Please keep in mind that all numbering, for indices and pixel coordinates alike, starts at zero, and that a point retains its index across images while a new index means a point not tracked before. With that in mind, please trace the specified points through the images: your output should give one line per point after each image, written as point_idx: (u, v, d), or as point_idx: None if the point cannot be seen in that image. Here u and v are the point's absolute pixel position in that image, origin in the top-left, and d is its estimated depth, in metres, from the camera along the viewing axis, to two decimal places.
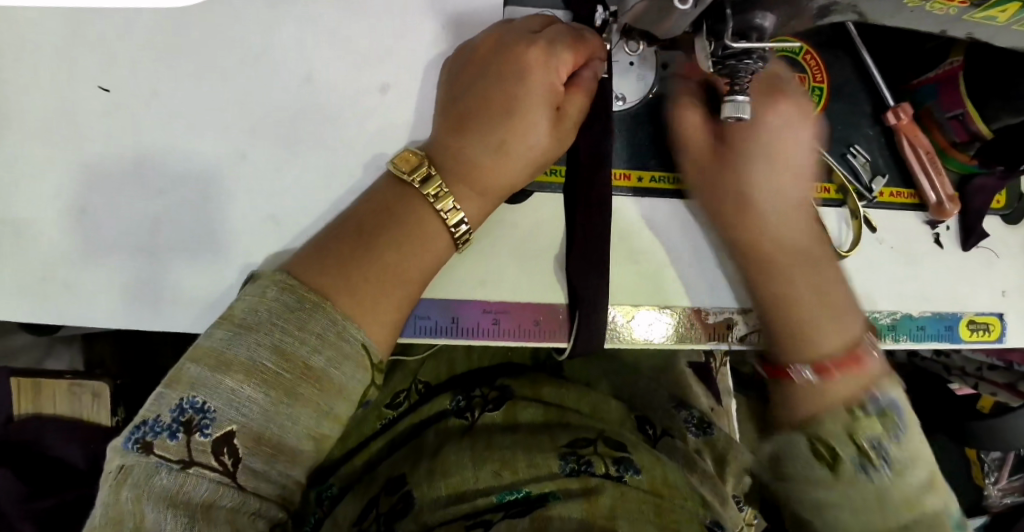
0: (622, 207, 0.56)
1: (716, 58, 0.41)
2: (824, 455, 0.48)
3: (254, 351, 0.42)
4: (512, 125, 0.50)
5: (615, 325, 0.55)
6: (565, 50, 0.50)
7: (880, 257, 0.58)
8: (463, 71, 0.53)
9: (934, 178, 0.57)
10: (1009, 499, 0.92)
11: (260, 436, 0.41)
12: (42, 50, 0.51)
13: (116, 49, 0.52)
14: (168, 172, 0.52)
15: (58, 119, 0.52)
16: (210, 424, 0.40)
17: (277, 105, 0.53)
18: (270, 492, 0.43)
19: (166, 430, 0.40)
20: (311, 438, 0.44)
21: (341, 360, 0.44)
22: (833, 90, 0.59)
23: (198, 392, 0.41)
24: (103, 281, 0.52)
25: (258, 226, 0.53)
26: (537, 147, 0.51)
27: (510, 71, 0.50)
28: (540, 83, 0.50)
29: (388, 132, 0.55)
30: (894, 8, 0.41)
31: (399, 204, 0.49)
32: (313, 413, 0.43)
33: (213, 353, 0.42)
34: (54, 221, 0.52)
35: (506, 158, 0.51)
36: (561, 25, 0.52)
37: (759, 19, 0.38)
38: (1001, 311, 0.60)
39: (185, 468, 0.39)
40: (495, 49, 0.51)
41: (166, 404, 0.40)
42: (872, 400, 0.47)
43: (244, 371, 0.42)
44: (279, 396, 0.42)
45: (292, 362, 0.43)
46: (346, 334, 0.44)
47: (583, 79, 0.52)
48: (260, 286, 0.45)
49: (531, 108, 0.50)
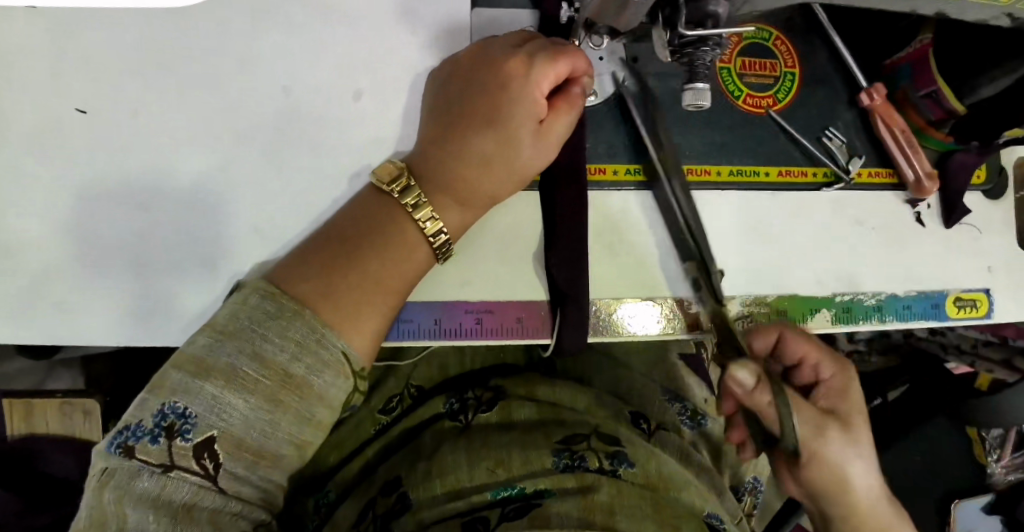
0: (601, 202, 0.56)
1: (672, 47, 0.41)
2: None
3: (234, 358, 0.43)
4: (491, 136, 0.50)
5: (599, 319, 0.55)
6: (545, 63, 0.48)
7: (861, 239, 0.58)
8: (449, 85, 0.53)
9: (912, 156, 0.57)
10: (1014, 476, 0.92)
11: (241, 441, 0.42)
12: (20, 74, 0.52)
13: (92, 70, 0.53)
14: (149, 190, 0.53)
15: (37, 142, 0.52)
16: (191, 430, 0.41)
17: (252, 119, 0.54)
18: (252, 495, 0.44)
19: (147, 434, 0.41)
20: (293, 443, 0.44)
21: (322, 367, 0.44)
22: (807, 74, 0.59)
23: (179, 398, 0.41)
24: (88, 300, 0.53)
25: (239, 239, 0.54)
26: (518, 158, 0.50)
27: (489, 85, 0.50)
28: (523, 96, 0.49)
29: (364, 139, 0.55)
30: None
31: (379, 213, 0.50)
32: (294, 419, 0.44)
33: (195, 360, 0.43)
34: (37, 242, 0.52)
35: (488, 168, 0.50)
36: (543, 39, 0.51)
37: (713, 5, 0.38)
38: (988, 287, 0.59)
39: (166, 471, 0.40)
40: (474, 65, 0.52)
41: (149, 409, 0.41)
42: None
43: (224, 378, 0.42)
44: (259, 402, 0.43)
45: (272, 369, 0.43)
46: (326, 342, 0.45)
47: (571, 95, 0.51)
48: (242, 295, 0.46)
49: (513, 121, 0.49)
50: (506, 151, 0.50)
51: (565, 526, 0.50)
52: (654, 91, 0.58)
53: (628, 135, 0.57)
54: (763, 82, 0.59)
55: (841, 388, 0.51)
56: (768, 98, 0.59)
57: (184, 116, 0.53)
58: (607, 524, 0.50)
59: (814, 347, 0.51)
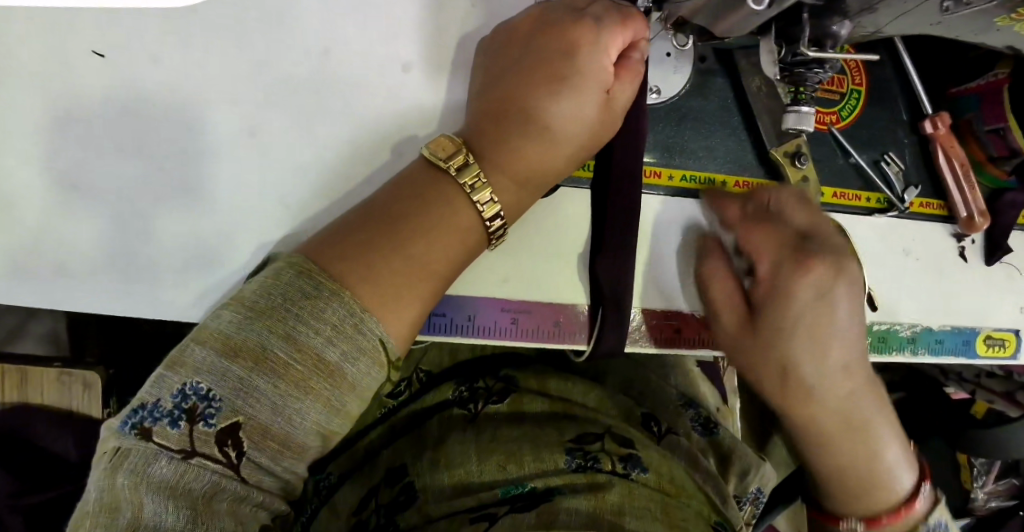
0: (650, 206, 0.54)
1: (783, 65, 0.43)
2: None
3: (264, 337, 0.39)
4: (551, 105, 0.47)
5: (637, 328, 0.53)
6: (613, 28, 0.47)
7: (905, 269, 0.57)
8: (501, 52, 0.49)
9: (968, 193, 0.56)
10: (994, 503, 0.95)
11: (266, 430, 0.39)
12: (25, 10, 0.46)
13: (109, 9, 0.47)
14: (167, 146, 0.48)
15: (44, 88, 0.47)
16: (215, 414, 0.38)
17: (291, 79, 0.49)
18: (273, 485, 0.41)
19: (167, 416, 0.37)
20: (319, 433, 0.41)
21: (357, 355, 0.41)
22: (871, 93, 0.58)
23: (204, 379, 0.38)
24: (90, 263, 0.48)
25: (262, 211, 0.50)
26: (580, 130, 0.48)
27: (550, 52, 0.47)
28: (588, 64, 0.47)
29: (411, 115, 0.52)
30: (984, 27, 0.40)
31: (428, 191, 0.46)
32: (324, 409, 0.41)
33: (222, 337, 0.39)
34: (40, 197, 0.47)
35: (549, 143, 0.48)
36: (607, 2, 0.48)
37: (837, 26, 0.40)
38: (1017, 328, 0.59)
39: (187, 457, 0.37)
40: (532, 32, 0.49)
41: (168, 388, 0.38)
42: None
43: (252, 359, 0.39)
44: (289, 387, 0.39)
45: (305, 353, 0.40)
46: (364, 327, 0.41)
47: (632, 62, 0.49)
48: (274, 270, 0.42)
49: (577, 88, 0.47)
50: (569, 124, 0.47)
51: (571, 525, 0.48)
52: (716, 94, 0.56)
53: (686, 139, 0.55)
54: (828, 97, 0.56)
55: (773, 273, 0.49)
56: (831, 115, 0.57)
57: (213, 68, 0.48)
58: (615, 524, 0.49)
59: (765, 239, 0.50)
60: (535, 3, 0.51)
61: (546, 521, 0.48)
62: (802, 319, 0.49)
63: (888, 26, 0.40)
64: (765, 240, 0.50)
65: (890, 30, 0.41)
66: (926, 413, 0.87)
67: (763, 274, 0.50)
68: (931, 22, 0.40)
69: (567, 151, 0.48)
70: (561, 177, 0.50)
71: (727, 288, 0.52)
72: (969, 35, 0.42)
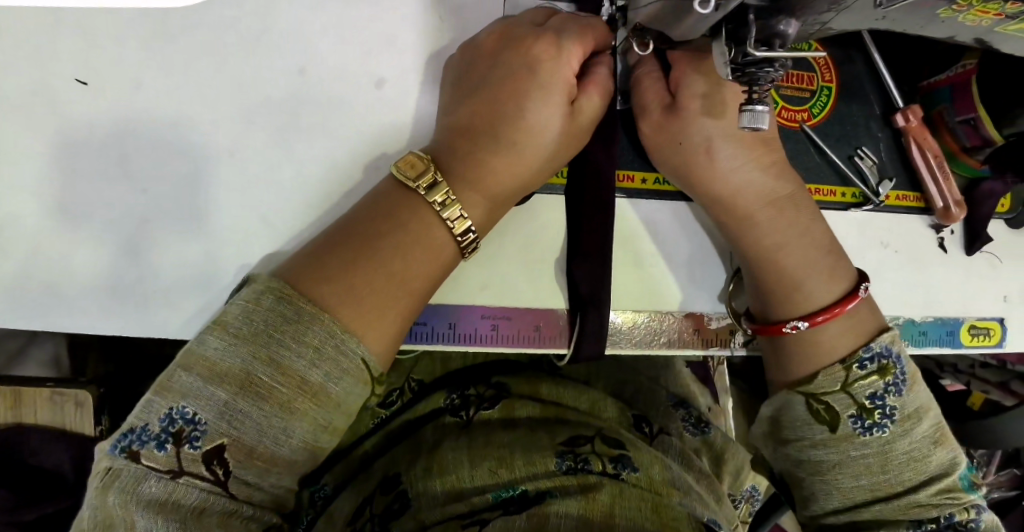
0: (626, 209, 0.55)
1: (735, 65, 0.40)
2: (823, 416, 0.49)
3: (247, 362, 0.40)
4: (516, 118, 0.48)
5: (616, 329, 0.54)
6: (574, 41, 0.48)
7: (883, 261, 0.57)
8: (470, 70, 0.50)
9: (942, 184, 0.56)
10: (997, 494, 0.94)
11: (252, 451, 0.40)
12: (19, 12, 0.47)
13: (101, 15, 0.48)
14: (151, 169, 0.50)
15: (30, 116, 0.48)
16: (200, 437, 0.39)
17: (269, 98, 0.51)
18: (264, 499, 0.42)
19: (154, 439, 0.39)
20: (306, 450, 0.42)
21: (339, 374, 0.42)
22: (843, 89, 0.58)
23: (190, 403, 0.39)
24: (81, 284, 0.49)
25: (245, 227, 0.51)
26: (547, 142, 0.49)
27: (516, 67, 0.48)
28: (552, 76, 0.48)
29: (387, 129, 0.53)
30: (930, 20, 0.41)
31: (403, 209, 0.46)
32: (309, 428, 0.42)
33: (205, 362, 0.40)
34: (29, 222, 0.49)
35: (517, 157, 0.49)
36: (568, 16, 0.50)
37: (783, 26, 0.38)
38: (1002, 316, 0.59)
39: (175, 477, 0.38)
40: (498, 48, 0.50)
41: (156, 413, 0.39)
42: (868, 354, 0.49)
43: (236, 384, 0.40)
44: (274, 410, 0.40)
45: (288, 375, 0.41)
46: (344, 347, 0.42)
47: (598, 75, 0.50)
48: (255, 293, 0.43)
49: (540, 101, 0.48)
50: (535, 137, 0.48)
51: (563, 526, 0.48)
52: None
53: None
54: (799, 95, 0.57)
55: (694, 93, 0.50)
56: (802, 112, 0.57)
57: (194, 91, 0.50)
58: (607, 525, 0.49)
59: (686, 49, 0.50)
60: (502, 18, 0.53)
61: (538, 523, 0.48)
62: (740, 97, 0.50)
63: (831, 21, 0.41)
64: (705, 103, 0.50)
65: (836, 24, 0.42)
66: None
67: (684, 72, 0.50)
68: (877, 16, 0.41)
69: (535, 163, 0.49)
70: (531, 189, 0.51)
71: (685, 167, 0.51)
72: (921, 29, 0.43)
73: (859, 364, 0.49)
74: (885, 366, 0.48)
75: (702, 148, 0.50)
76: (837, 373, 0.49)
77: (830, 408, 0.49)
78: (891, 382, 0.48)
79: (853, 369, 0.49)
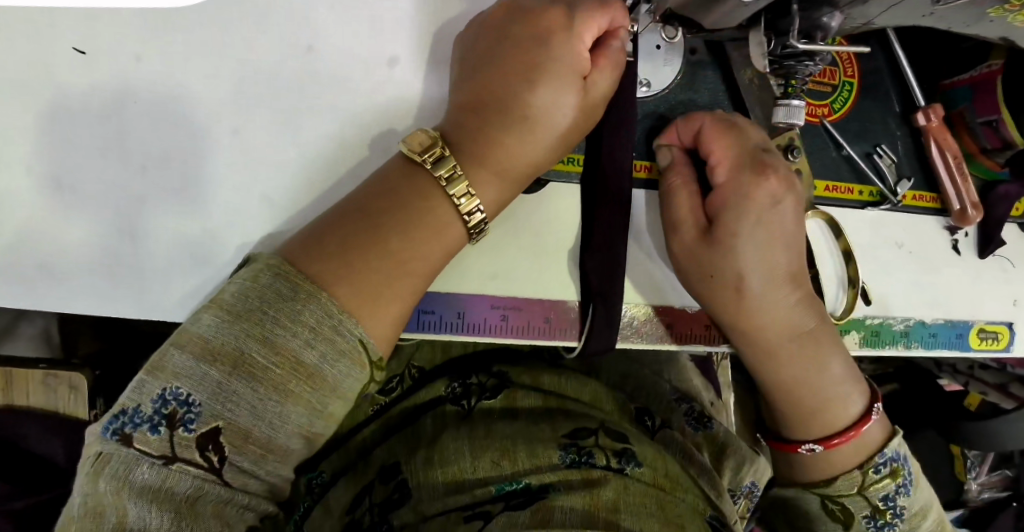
0: (642, 201, 0.54)
1: (774, 56, 0.48)
2: (839, 515, 0.52)
3: (242, 342, 0.39)
4: (528, 93, 0.46)
5: (627, 324, 0.53)
6: (588, 16, 0.46)
7: (897, 261, 0.57)
8: (474, 45, 0.48)
9: (960, 185, 0.56)
10: (988, 494, 0.95)
11: (248, 435, 0.39)
12: None
13: None
14: (147, 144, 0.48)
15: (25, 86, 0.46)
16: (195, 419, 0.37)
17: (275, 72, 0.49)
18: (260, 489, 0.40)
19: (147, 422, 0.37)
20: (302, 436, 0.41)
21: (336, 356, 0.40)
22: (864, 85, 0.57)
23: (183, 384, 0.38)
24: (75, 264, 0.47)
25: (248, 209, 0.49)
26: (558, 121, 0.47)
27: (523, 40, 0.47)
28: (563, 51, 0.46)
29: (399, 110, 0.51)
30: (978, 18, 0.44)
31: (406, 186, 0.45)
32: (305, 412, 0.40)
33: (200, 341, 0.39)
34: (23, 198, 0.47)
35: (528, 135, 0.47)
36: None
37: (826, 18, 0.44)
38: (1011, 321, 0.59)
39: (168, 463, 0.37)
40: (504, 22, 0.47)
41: (148, 394, 0.37)
42: (882, 458, 0.51)
43: (230, 363, 0.38)
44: (268, 391, 0.39)
45: (283, 355, 0.39)
46: (342, 329, 0.41)
47: (612, 50, 0.48)
48: (253, 271, 0.42)
49: (552, 77, 0.46)
50: (546, 114, 0.47)
51: (565, 522, 0.47)
52: (706, 87, 0.55)
53: None
54: (821, 89, 0.56)
55: (730, 205, 0.49)
56: (824, 107, 0.56)
57: (194, 64, 0.48)
58: (611, 522, 0.48)
59: (722, 142, 0.50)
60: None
61: (541, 519, 0.48)
62: (768, 181, 0.49)
63: (874, 17, 0.45)
64: (734, 187, 0.50)
65: (879, 20, 0.46)
66: (922, 406, 0.86)
67: (722, 184, 0.50)
68: (924, 12, 0.44)
69: (545, 140, 0.47)
70: (541, 171, 0.49)
71: (700, 251, 0.50)
72: (965, 28, 0.46)
73: (874, 468, 0.51)
74: (897, 471, 0.50)
75: (727, 233, 0.49)
76: (855, 478, 0.51)
77: (845, 508, 0.52)
78: (900, 483, 0.51)
79: (869, 473, 0.51)
